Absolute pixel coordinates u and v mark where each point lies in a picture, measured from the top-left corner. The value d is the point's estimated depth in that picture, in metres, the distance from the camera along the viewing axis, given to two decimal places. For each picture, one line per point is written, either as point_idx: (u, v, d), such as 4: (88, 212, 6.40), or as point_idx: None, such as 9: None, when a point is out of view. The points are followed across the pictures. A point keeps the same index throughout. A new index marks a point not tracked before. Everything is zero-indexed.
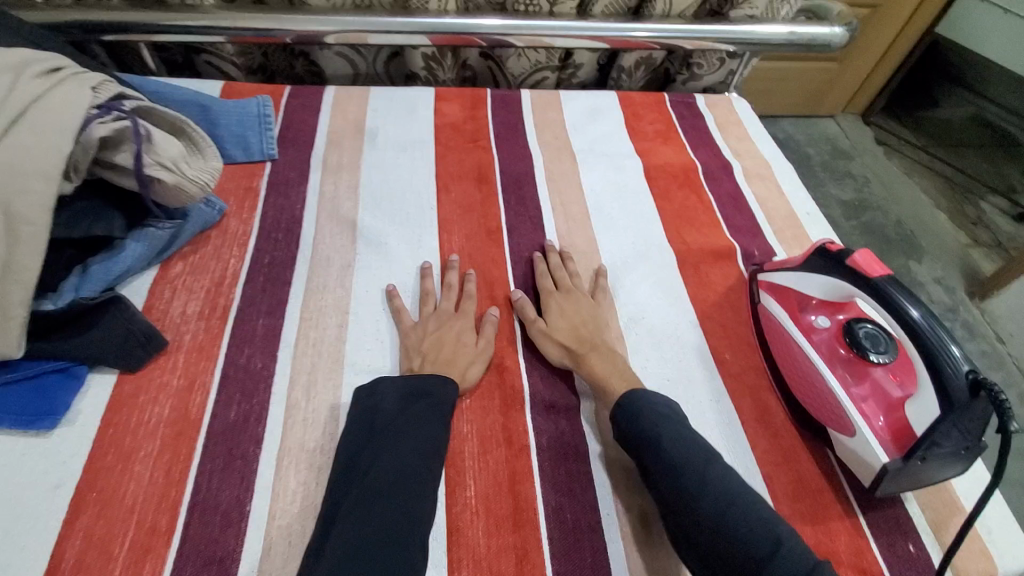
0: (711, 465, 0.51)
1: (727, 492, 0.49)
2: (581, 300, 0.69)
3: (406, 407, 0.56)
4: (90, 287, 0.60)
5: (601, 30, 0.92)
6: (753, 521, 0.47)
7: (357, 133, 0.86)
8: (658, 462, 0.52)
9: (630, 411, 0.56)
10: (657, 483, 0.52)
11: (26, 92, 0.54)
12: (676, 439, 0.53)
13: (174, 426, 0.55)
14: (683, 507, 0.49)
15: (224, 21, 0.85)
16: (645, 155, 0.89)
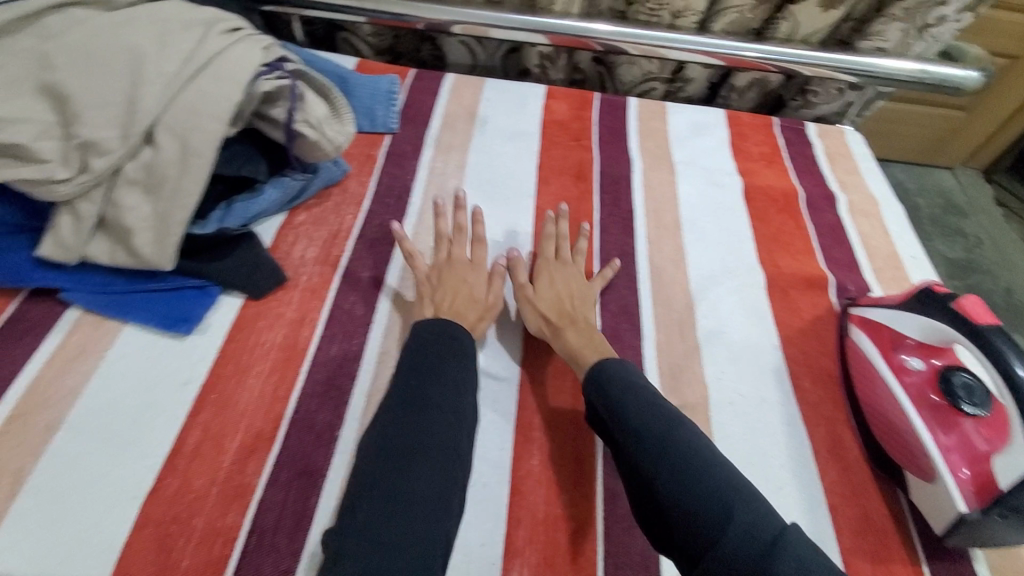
0: (671, 432, 0.52)
1: (687, 459, 0.50)
2: (565, 272, 0.70)
3: (421, 343, 0.59)
4: (231, 220, 0.68)
5: (715, 46, 0.93)
6: (710, 486, 0.48)
7: (471, 119, 0.91)
8: (625, 427, 0.53)
9: (598, 377, 0.57)
10: (623, 447, 0.53)
11: (212, 45, 0.62)
12: (639, 407, 0.54)
13: (285, 350, 0.62)
14: (643, 474, 0.51)
15: (368, 4, 0.95)
16: (746, 175, 0.89)
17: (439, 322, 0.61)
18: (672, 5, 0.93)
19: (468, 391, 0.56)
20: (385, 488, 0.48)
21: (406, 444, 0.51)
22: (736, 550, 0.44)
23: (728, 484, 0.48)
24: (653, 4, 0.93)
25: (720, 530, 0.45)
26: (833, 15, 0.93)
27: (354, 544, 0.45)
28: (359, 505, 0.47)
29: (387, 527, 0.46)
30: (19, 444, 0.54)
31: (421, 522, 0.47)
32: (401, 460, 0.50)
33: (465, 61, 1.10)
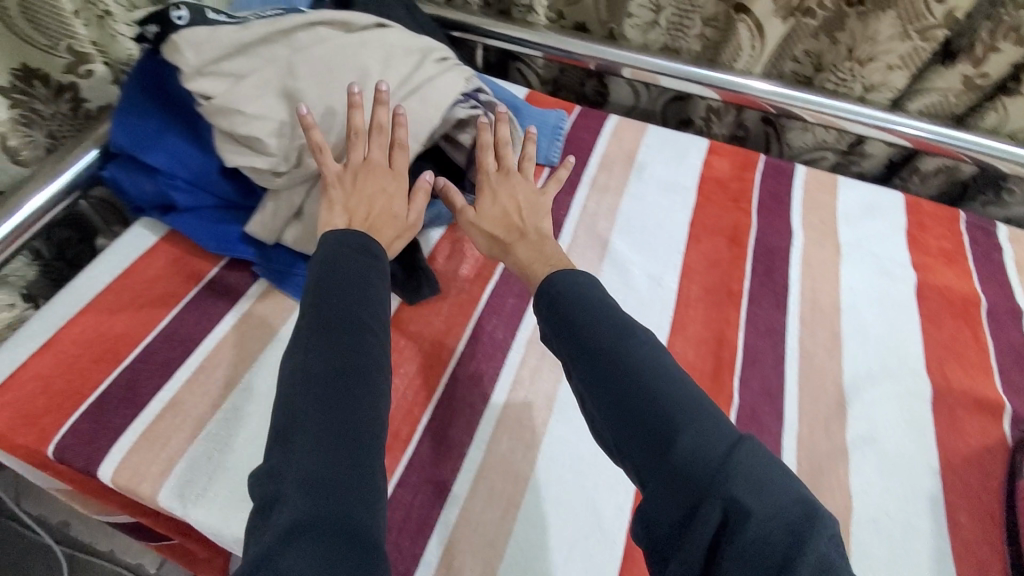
0: (622, 345, 0.52)
1: (631, 378, 0.50)
2: (524, 185, 0.71)
3: (327, 263, 0.56)
4: None
5: (901, 125, 0.87)
6: (661, 401, 0.48)
7: (628, 163, 0.92)
8: (578, 347, 0.53)
9: (551, 294, 0.58)
10: (578, 371, 0.53)
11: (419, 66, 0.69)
12: (592, 317, 0.54)
13: (427, 358, 0.66)
14: (595, 399, 0.51)
15: (550, 40, 0.98)
16: (920, 271, 0.81)
17: (328, 252, 0.57)
18: (868, 77, 0.87)
19: (369, 314, 0.54)
20: (320, 422, 0.47)
21: (337, 373, 0.49)
22: (682, 462, 0.44)
23: (677, 396, 0.48)
24: (845, 74, 0.88)
25: (668, 442, 0.45)
26: None
27: (291, 480, 0.44)
28: (291, 445, 0.46)
29: (327, 468, 0.45)
30: (204, 394, 0.62)
31: (348, 456, 0.46)
32: (342, 395, 0.49)
33: (625, 103, 1.11)
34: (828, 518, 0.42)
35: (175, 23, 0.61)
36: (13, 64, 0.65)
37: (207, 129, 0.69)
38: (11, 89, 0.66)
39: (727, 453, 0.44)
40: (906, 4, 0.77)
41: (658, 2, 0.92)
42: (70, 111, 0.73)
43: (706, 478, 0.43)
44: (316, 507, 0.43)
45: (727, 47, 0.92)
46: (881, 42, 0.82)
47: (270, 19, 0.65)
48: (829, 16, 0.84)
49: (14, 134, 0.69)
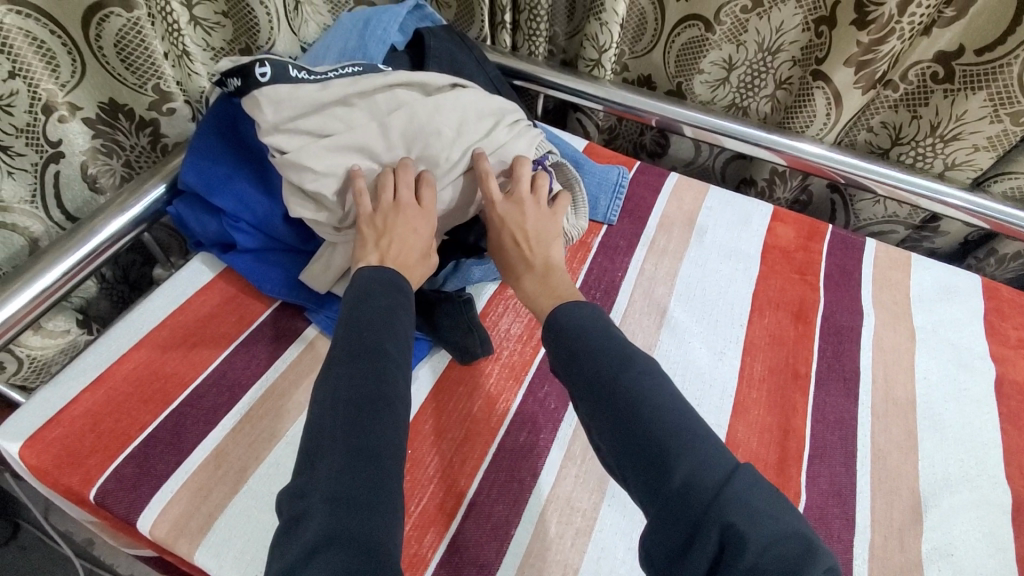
0: (623, 371, 0.50)
1: (630, 404, 0.48)
2: (544, 213, 0.67)
3: (360, 292, 0.56)
4: (452, 284, 0.74)
5: (982, 207, 0.83)
6: (660, 430, 0.46)
7: (688, 225, 0.89)
8: (580, 374, 0.52)
9: (554, 321, 0.57)
10: (580, 397, 0.52)
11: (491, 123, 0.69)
12: (594, 344, 0.53)
13: (476, 424, 0.64)
14: (597, 427, 0.50)
15: (614, 96, 0.97)
16: (1001, 364, 0.76)
17: (359, 287, 0.57)
18: (950, 155, 0.83)
19: (397, 336, 0.53)
20: (347, 440, 0.45)
21: (361, 397, 0.47)
22: (677, 491, 0.43)
23: (675, 423, 0.47)
24: (925, 150, 0.85)
25: (665, 471, 0.44)
26: None
27: (317, 495, 0.42)
28: (320, 463, 0.45)
29: (345, 483, 0.43)
30: (249, 444, 0.60)
31: (373, 472, 0.44)
32: (365, 417, 0.47)
33: (685, 156, 1.09)
34: (826, 554, 0.41)
35: (257, 80, 0.62)
36: (101, 98, 0.67)
37: (276, 179, 0.70)
38: (98, 120, 0.68)
39: (724, 483, 0.43)
40: (1000, 86, 0.73)
41: (732, 60, 0.90)
42: (148, 144, 0.75)
43: (702, 507, 0.42)
44: (341, 524, 0.41)
45: (801, 112, 0.89)
46: (969, 122, 0.78)
47: (350, 78, 0.66)
48: (912, 89, 0.81)
49: (95, 162, 0.71)
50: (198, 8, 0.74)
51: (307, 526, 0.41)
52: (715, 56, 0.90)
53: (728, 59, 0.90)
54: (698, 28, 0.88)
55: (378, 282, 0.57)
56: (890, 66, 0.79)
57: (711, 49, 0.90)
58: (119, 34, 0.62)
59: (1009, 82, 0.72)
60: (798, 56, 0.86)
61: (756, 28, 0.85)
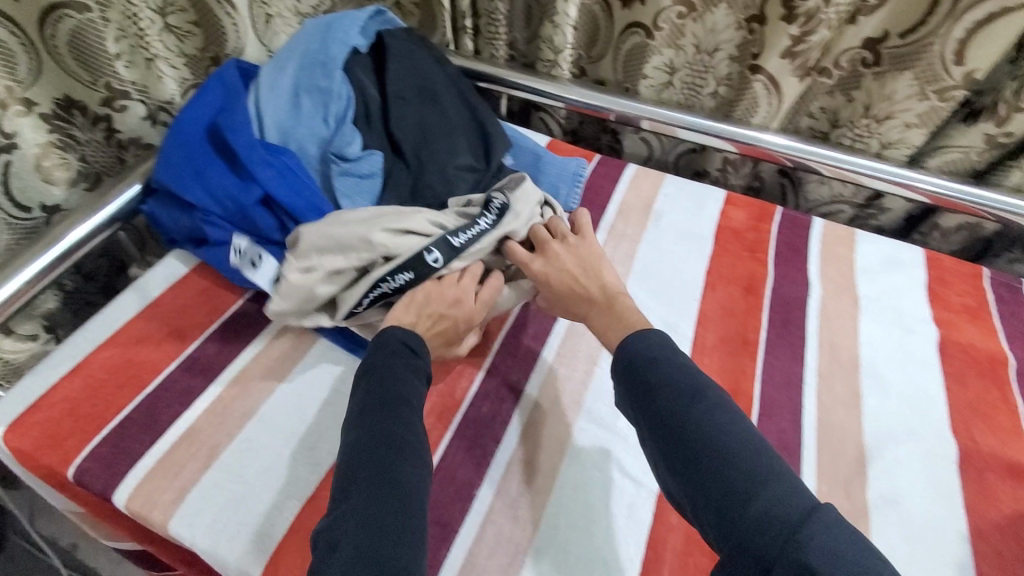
0: (696, 405, 0.53)
1: (705, 439, 0.50)
2: (579, 244, 0.71)
3: (374, 347, 0.60)
4: None
5: (919, 181, 0.87)
6: (740, 464, 0.48)
7: (645, 211, 0.94)
8: (651, 407, 0.54)
9: (628, 354, 0.59)
10: (649, 429, 0.54)
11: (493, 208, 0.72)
12: (665, 376, 0.55)
13: (441, 397, 0.66)
14: (666, 458, 0.52)
15: (571, 93, 1.02)
16: (943, 327, 0.80)
17: (385, 343, 0.60)
18: (885, 134, 0.88)
19: (411, 386, 0.56)
20: (369, 476, 0.48)
21: (379, 441, 0.51)
22: (755, 520, 0.45)
23: (753, 458, 0.49)
24: (861, 131, 0.90)
25: (743, 500, 0.46)
26: None
27: (346, 533, 0.45)
28: (346, 499, 0.48)
29: (375, 517, 0.46)
30: (220, 423, 0.63)
31: (388, 508, 0.47)
32: (384, 458, 0.50)
33: (642, 152, 1.14)
34: None
35: None
36: (57, 95, 0.70)
37: (248, 195, 0.71)
38: (52, 116, 0.71)
39: (802, 513, 0.45)
40: (924, 65, 0.78)
41: (671, 65, 0.97)
42: (104, 138, 0.78)
43: (782, 537, 0.44)
44: (365, 549, 0.44)
45: (743, 100, 0.95)
46: (899, 100, 0.83)
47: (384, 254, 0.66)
48: (844, 75, 0.86)
49: (49, 156, 0.72)
50: (172, 17, 0.79)
51: (338, 563, 0.43)
52: (657, 61, 0.97)
53: (669, 64, 0.97)
54: (640, 35, 0.94)
55: (398, 341, 0.60)
56: (821, 55, 0.84)
57: (653, 55, 0.96)
58: (72, 33, 0.68)
59: (932, 60, 0.77)
60: (735, 53, 0.91)
61: (692, 31, 0.91)
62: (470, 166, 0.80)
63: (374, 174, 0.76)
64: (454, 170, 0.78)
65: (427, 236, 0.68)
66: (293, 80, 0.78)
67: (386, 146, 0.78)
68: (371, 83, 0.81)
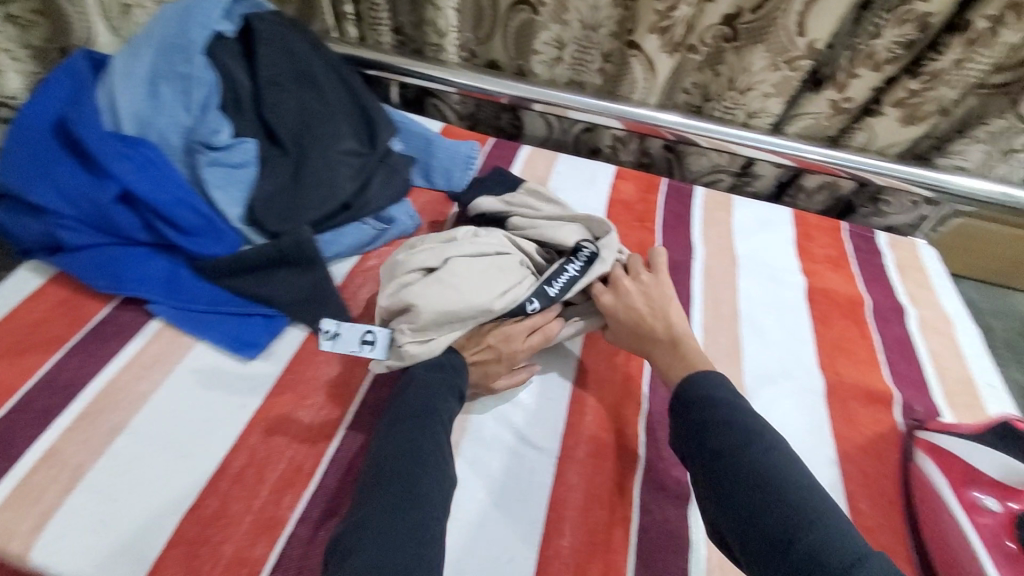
0: (751, 445, 0.50)
1: (755, 479, 0.48)
2: (652, 282, 0.67)
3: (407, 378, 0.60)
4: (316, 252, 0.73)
5: (787, 148, 0.95)
6: (791, 508, 0.46)
7: (540, 189, 0.95)
8: (702, 446, 0.52)
9: (685, 393, 0.57)
10: (698, 467, 0.52)
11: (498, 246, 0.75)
12: (722, 414, 0.53)
13: (335, 388, 0.64)
14: (715, 496, 0.49)
15: (461, 77, 1.02)
16: (810, 276, 0.87)
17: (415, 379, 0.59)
18: (748, 105, 0.95)
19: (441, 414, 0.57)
20: (390, 504, 0.47)
21: (398, 468, 0.50)
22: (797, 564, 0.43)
23: (811, 504, 0.46)
24: (729, 103, 0.96)
25: (787, 544, 0.44)
26: (912, 131, 0.92)
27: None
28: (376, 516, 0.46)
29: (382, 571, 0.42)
30: (84, 440, 0.57)
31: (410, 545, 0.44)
32: (404, 487, 0.48)
33: (540, 133, 1.15)
34: None
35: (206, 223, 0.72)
36: None
37: (107, 193, 0.65)
38: None
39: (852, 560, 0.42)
40: (773, 38, 0.85)
41: (561, 39, 0.98)
42: None
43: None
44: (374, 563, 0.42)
45: (624, 80, 0.99)
46: (755, 72, 0.90)
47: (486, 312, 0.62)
48: (710, 52, 0.92)
49: None
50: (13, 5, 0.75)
51: None
52: (546, 36, 0.98)
53: (558, 39, 0.98)
54: (528, 11, 0.95)
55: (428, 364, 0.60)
56: (687, 31, 0.89)
57: (541, 30, 0.97)
58: None
59: (779, 39, 0.85)
60: (614, 31, 0.94)
61: (576, 7, 0.92)
62: (356, 150, 0.79)
63: (248, 163, 0.72)
64: (337, 154, 0.77)
65: (524, 283, 0.65)
66: (153, 67, 0.71)
67: (260, 135, 0.75)
68: (240, 69, 0.77)
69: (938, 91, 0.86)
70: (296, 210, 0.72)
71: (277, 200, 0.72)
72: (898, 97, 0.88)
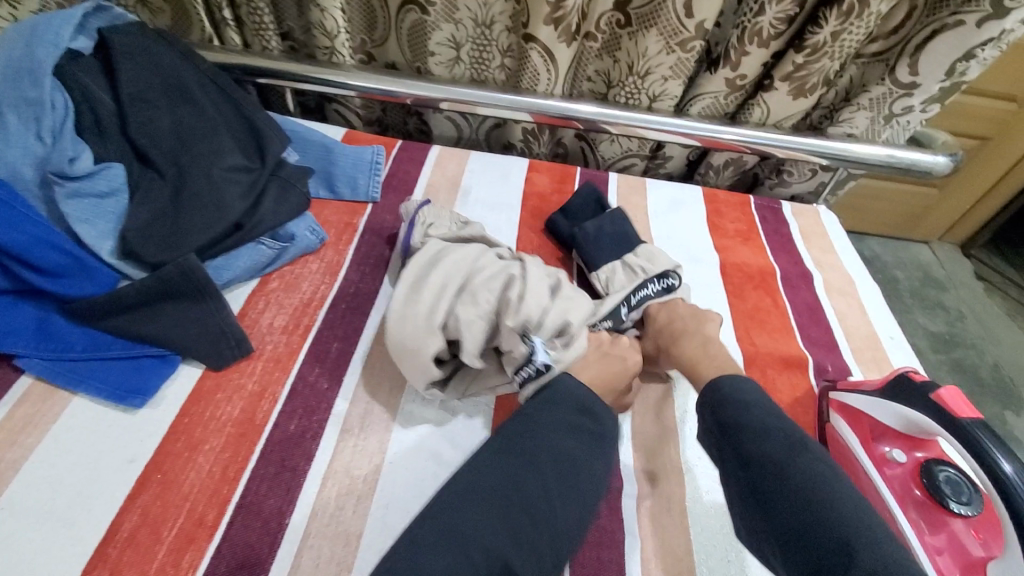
0: (795, 456, 0.49)
1: (804, 493, 0.46)
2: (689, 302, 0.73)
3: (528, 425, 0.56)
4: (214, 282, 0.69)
5: (693, 128, 0.96)
6: (848, 522, 0.44)
7: (452, 189, 0.92)
8: (737, 454, 0.50)
9: (714, 400, 0.55)
10: (736, 474, 0.50)
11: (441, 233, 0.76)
12: (757, 422, 0.51)
13: (239, 426, 0.59)
14: (758, 507, 0.47)
15: (358, 78, 0.95)
16: (723, 252, 0.90)
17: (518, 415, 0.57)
18: (650, 88, 0.96)
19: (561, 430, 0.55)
20: (437, 533, 0.47)
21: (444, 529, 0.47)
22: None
23: (864, 518, 0.45)
24: (632, 88, 0.97)
25: (838, 562, 0.42)
26: (804, 102, 0.96)
27: None
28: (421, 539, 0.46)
29: None
30: None
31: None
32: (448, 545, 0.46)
33: (451, 133, 1.12)
34: None
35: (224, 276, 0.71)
36: None
37: None
38: None
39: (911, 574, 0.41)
40: (663, 20, 0.86)
41: (456, 39, 0.96)
42: None
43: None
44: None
45: (526, 72, 0.97)
46: (652, 56, 0.91)
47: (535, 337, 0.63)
48: (607, 38, 0.94)
49: None
50: None
51: None
52: (440, 37, 0.96)
53: (453, 38, 0.96)
54: (416, 11, 0.92)
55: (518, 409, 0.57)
56: (580, 19, 0.89)
57: (434, 30, 0.94)
58: None
59: (667, 17, 0.85)
60: (510, 24, 0.94)
61: (466, 5, 0.91)
62: (243, 166, 0.74)
63: (117, 191, 0.65)
64: (221, 171, 0.70)
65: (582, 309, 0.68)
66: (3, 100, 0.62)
67: (129, 156, 0.68)
68: (99, 86, 0.69)
69: (822, 63, 0.89)
70: (180, 239, 0.65)
71: (155, 228, 0.65)
72: (787, 72, 0.91)
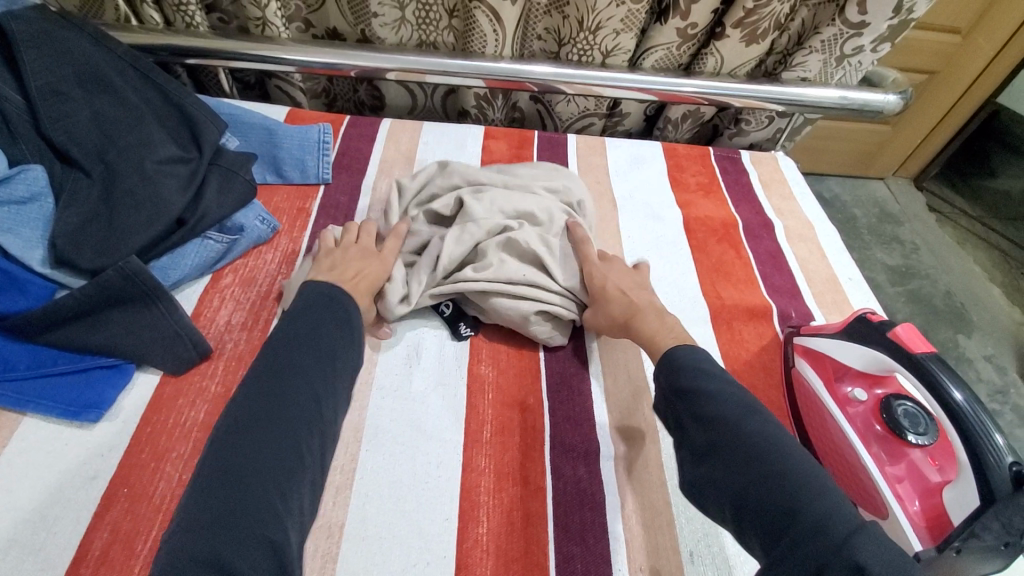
0: (749, 419, 0.48)
1: (765, 445, 0.46)
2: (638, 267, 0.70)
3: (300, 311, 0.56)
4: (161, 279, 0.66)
5: (649, 83, 0.94)
6: (791, 476, 0.44)
7: (408, 163, 0.89)
8: (691, 415, 0.50)
9: (670, 367, 0.54)
10: (688, 432, 0.50)
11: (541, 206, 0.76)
12: (716, 404, 0.49)
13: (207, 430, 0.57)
14: (716, 453, 0.47)
15: (296, 53, 0.90)
16: (685, 207, 0.89)
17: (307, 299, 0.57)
18: (602, 44, 0.93)
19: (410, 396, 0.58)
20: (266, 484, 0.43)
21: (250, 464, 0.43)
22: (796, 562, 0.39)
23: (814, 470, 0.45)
24: (584, 45, 0.94)
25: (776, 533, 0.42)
26: (756, 48, 0.95)
27: None
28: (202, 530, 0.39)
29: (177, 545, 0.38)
30: None
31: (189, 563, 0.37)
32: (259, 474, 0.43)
33: (404, 103, 1.07)
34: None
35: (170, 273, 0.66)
36: None
37: None
38: None
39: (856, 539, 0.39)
40: None
41: None
42: None
43: (813, 564, 0.39)
44: (209, 547, 0.38)
45: (472, 35, 0.92)
46: (602, 10, 0.87)
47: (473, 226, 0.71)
48: None
49: None
50: None
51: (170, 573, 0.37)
52: None
53: None
54: None
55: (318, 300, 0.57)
56: None
57: None
58: None
59: None
60: None
61: None
62: (179, 157, 0.69)
63: (39, 195, 0.61)
64: (154, 164, 0.66)
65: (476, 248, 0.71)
66: None
67: (50, 155, 0.63)
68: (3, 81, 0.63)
69: (772, 7, 0.87)
70: (116, 242, 0.62)
71: (88, 233, 0.61)
72: (738, 18, 0.89)
